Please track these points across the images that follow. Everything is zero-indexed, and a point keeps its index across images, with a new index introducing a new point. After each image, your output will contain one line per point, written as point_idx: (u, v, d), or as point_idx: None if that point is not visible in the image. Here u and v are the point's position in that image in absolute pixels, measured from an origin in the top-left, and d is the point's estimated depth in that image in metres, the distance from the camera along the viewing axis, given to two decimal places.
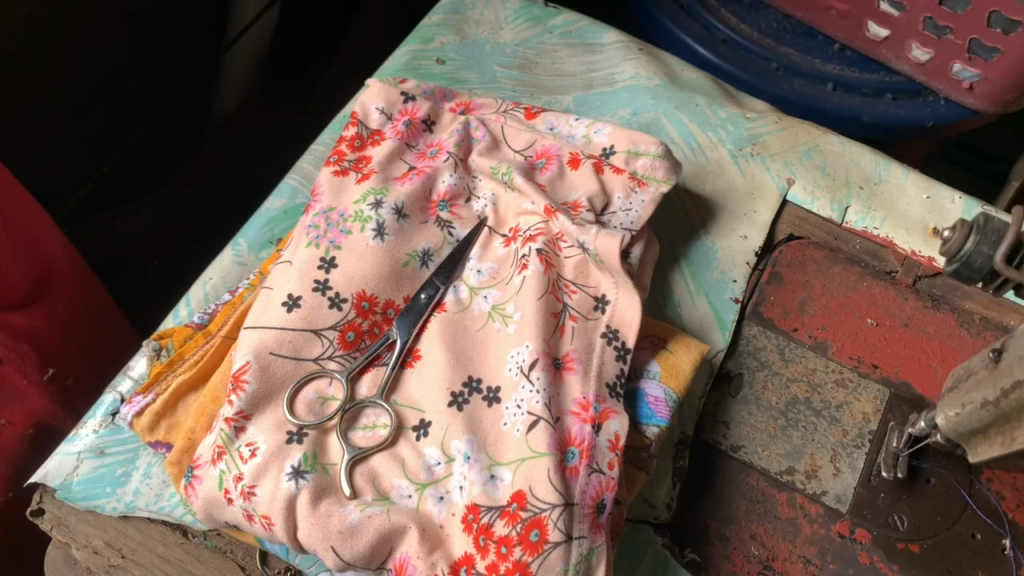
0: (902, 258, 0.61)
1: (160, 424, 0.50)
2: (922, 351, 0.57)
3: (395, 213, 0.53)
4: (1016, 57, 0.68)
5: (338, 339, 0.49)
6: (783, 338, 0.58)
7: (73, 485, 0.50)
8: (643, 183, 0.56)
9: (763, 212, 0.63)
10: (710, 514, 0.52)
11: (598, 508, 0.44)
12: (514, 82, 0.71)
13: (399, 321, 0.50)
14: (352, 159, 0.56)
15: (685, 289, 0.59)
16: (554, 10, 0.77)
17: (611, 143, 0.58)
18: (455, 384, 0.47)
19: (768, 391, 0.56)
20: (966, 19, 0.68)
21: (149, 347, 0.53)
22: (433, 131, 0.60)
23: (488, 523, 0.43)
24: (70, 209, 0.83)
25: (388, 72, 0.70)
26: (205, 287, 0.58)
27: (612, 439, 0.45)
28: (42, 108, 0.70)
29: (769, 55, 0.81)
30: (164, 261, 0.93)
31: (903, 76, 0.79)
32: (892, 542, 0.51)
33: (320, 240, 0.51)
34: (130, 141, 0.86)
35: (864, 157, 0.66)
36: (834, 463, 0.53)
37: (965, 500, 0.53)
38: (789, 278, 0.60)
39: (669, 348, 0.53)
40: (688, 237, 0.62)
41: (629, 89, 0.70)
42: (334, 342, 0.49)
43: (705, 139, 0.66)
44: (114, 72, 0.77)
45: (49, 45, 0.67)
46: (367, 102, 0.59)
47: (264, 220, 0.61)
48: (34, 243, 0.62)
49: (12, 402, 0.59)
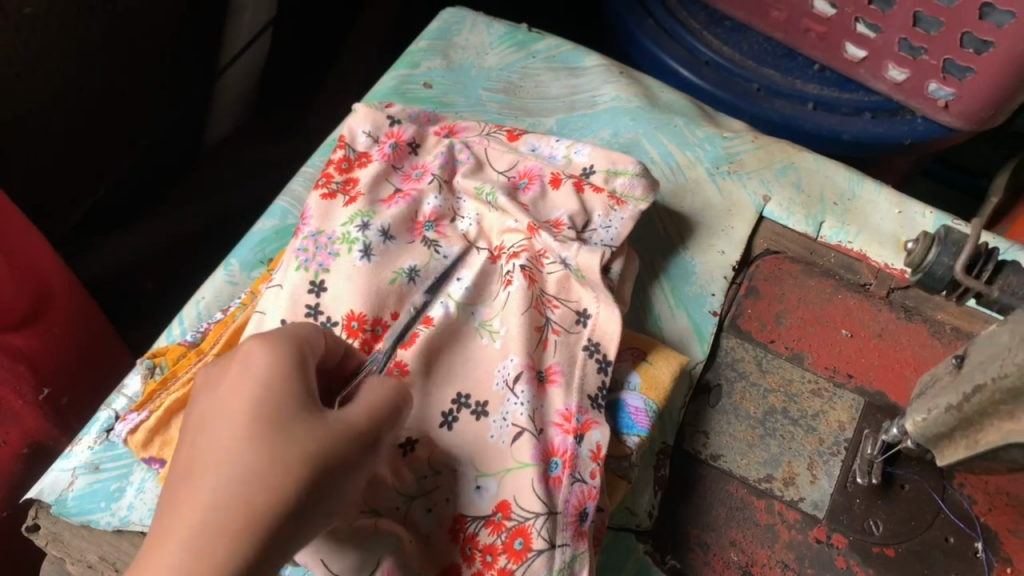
0: (876, 271, 0.64)
1: (154, 440, 0.51)
2: (895, 360, 0.59)
3: (381, 235, 0.54)
4: (989, 77, 0.70)
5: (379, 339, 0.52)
6: (760, 349, 0.59)
7: (68, 500, 0.52)
8: (622, 202, 0.58)
9: (740, 228, 0.65)
10: (691, 521, 0.53)
11: (582, 516, 0.45)
12: (499, 105, 0.73)
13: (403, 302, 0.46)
14: (339, 181, 0.58)
15: (666, 304, 0.61)
16: (538, 35, 0.79)
17: (590, 163, 0.61)
18: (444, 403, 0.49)
19: (746, 401, 0.57)
20: (939, 39, 0.71)
21: (143, 365, 0.55)
22: (418, 153, 0.62)
23: (474, 532, 0.46)
24: (67, 231, 0.85)
25: (376, 95, 0.73)
26: (198, 306, 0.59)
27: (594, 448, 0.47)
28: (40, 130, 0.72)
29: (751, 76, 0.84)
30: (158, 282, 0.95)
31: (881, 95, 0.81)
32: (868, 546, 0.53)
33: (309, 262, 0.53)
34: (127, 164, 0.88)
35: (838, 173, 0.68)
36: (812, 470, 0.55)
37: (939, 504, 0.54)
38: (766, 291, 0.62)
39: (649, 359, 0.54)
40: (667, 252, 0.63)
41: (609, 111, 0.72)
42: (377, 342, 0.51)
43: (684, 158, 0.68)
44: (109, 96, 0.79)
45: (48, 71, 0.69)
46: (355, 125, 0.61)
47: (255, 241, 0.63)
48: (33, 267, 0.63)
49: (8, 422, 0.61)
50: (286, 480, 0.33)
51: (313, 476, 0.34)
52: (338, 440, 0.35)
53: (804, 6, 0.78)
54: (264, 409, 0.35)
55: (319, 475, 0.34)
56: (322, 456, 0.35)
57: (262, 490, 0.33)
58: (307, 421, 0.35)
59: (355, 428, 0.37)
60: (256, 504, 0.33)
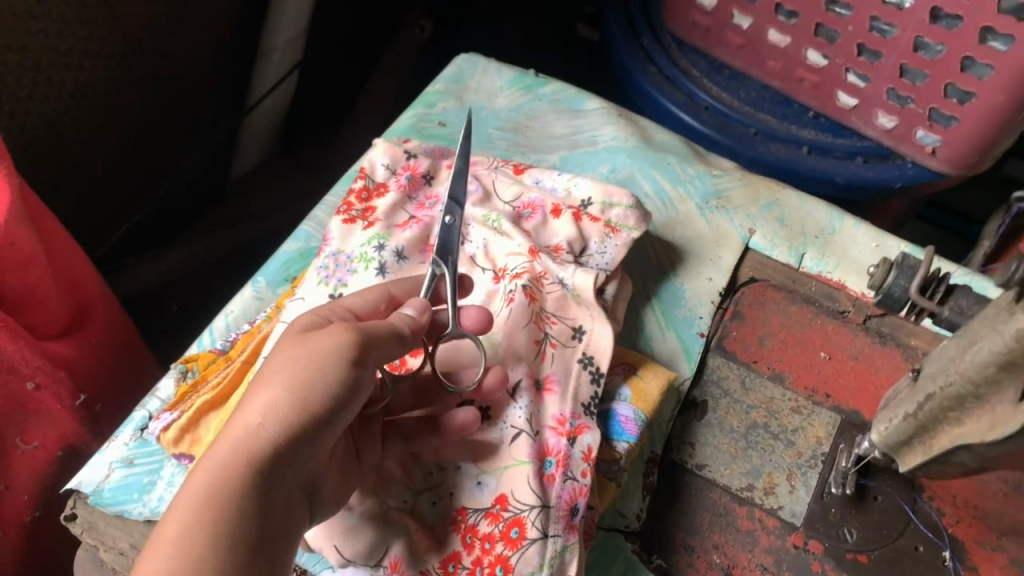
0: (854, 299, 0.68)
1: (185, 438, 0.56)
2: (871, 381, 0.64)
3: (396, 255, 0.60)
4: (973, 124, 0.73)
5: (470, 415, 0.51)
6: (744, 369, 0.64)
7: (104, 491, 0.56)
8: (617, 230, 0.63)
9: (728, 257, 0.70)
10: (677, 525, 0.58)
11: (572, 511, 0.50)
12: (508, 143, 0.79)
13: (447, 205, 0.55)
14: (360, 209, 0.64)
15: (656, 324, 0.66)
16: (544, 80, 0.85)
17: (589, 196, 0.66)
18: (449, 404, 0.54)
19: (730, 415, 0.62)
20: (924, 89, 0.74)
21: (177, 369, 0.60)
22: (432, 184, 0.67)
23: (474, 523, 0.51)
24: (103, 254, 0.91)
25: (395, 132, 0.79)
26: (227, 318, 0.65)
27: (586, 450, 0.52)
28: (84, 160, 0.78)
29: (748, 121, 0.87)
30: (183, 305, 1.01)
31: (871, 141, 0.85)
32: (843, 552, 0.57)
33: (329, 277, 0.59)
34: (160, 194, 0.95)
35: (820, 210, 0.73)
36: (790, 481, 0.59)
37: (909, 515, 0.58)
38: (750, 315, 0.67)
39: (639, 374, 0.59)
40: (659, 278, 0.69)
41: (609, 149, 0.78)
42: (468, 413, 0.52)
43: (676, 193, 0.74)
44: (146, 131, 0.86)
45: (96, 107, 0.76)
46: (374, 159, 0.67)
47: (281, 261, 0.68)
48: (75, 283, 0.69)
49: (48, 425, 0.65)
50: (287, 384, 0.42)
51: (307, 378, 0.42)
52: (327, 349, 0.43)
53: (798, 57, 0.82)
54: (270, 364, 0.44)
55: (314, 377, 0.42)
56: (312, 363, 0.42)
57: (257, 424, 0.41)
58: (304, 340, 0.44)
59: (345, 337, 0.43)
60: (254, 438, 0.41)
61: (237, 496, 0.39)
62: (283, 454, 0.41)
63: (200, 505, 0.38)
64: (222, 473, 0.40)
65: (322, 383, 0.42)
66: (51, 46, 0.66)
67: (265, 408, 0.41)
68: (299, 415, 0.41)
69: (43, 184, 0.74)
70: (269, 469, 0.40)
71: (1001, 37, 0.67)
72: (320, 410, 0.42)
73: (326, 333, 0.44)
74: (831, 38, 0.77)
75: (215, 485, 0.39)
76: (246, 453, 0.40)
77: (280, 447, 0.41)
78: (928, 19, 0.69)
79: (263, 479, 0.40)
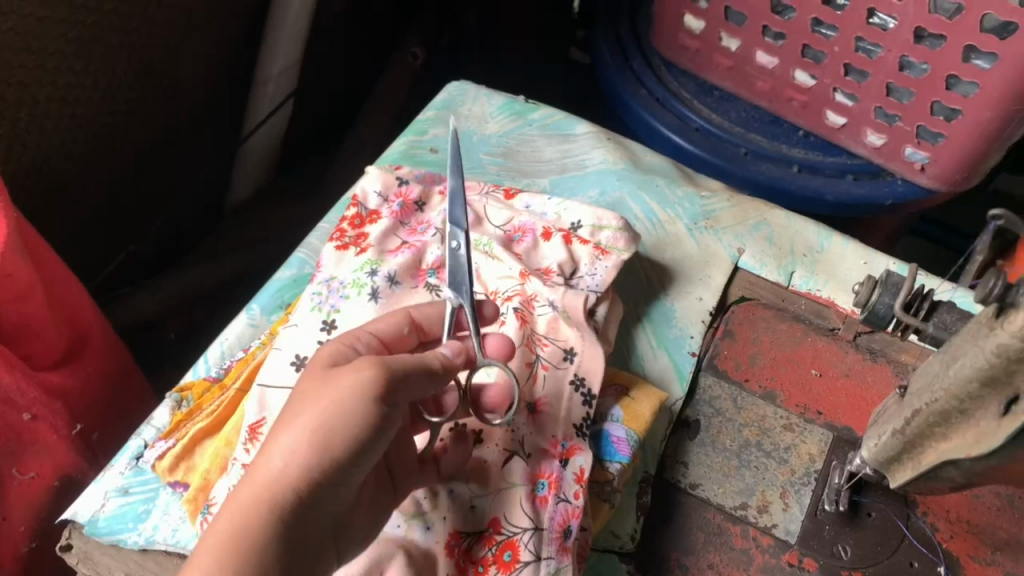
0: (844, 316, 0.69)
1: (179, 466, 0.56)
2: (863, 398, 0.64)
3: (388, 280, 0.61)
4: (960, 141, 0.74)
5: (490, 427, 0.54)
6: (735, 387, 0.64)
7: (99, 521, 0.56)
8: (607, 252, 0.64)
9: (717, 276, 0.71)
10: (672, 545, 0.58)
11: (566, 534, 0.51)
12: (499, 167, 0.80)
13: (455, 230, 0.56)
14: (352, 235, 0.65)
15: (648, 344, 0.67)
16: (534, 105, 0.86)
17: (578, 218, 0.67)
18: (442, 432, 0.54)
19: (723, 434, 0.62)
20: (911, 108, 0.75)
21: (171, 399, 0.61)
22: (424, 210, 0.68)
23: (468, 547, 0.51)
24: (99, 284, 0.92)
25: (387, 159, 0.80)
26: (222, 346, 0.65)
27: (578, 472, 0.53)
28: (79, 191, 0.79)
29: (739, 141, 0.87)
30: (179, 333, 1.01)
31: (863, 159, 0.85)
32: (837, 569, 0.57)
33: (323, 303, 0.60)
34: (155, 223, 0.96)
35: (808, 229, 0.74)
36: (784, 498, 0.59)
37: (903, 531, 0.58)
38: (741, 334, 0.67)
39: (632, 395, 0.60)
40: (650, 298, 0.70)
41: (598, 172, 0.79)
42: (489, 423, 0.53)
43: (665, 215, 0.75)
44: (141, 162, 0.87)
45: (91, 139, 0.76)
46: (366, 186, 0.68)
47: (275, 287, 0.69)
48: (71, 313, 0.69)
49: (43, 456, 0.65)
50: (308, 432, 0.42)
51: (326, 421, 0.42)
52: (349, 391, 0.42)
53: (786, 78, 0.82)
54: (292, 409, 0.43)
55: (333, 420, 0.42)
56: (333, 410, 0.42)
57: (276, 479, 0.41)
58: (327, 381, 0.43)
59: (366, 378, 0.42)
60: (276, 492, 0.41)
61: (257, 543, 0.41)
62: (305, 503, 0.42)
63: (220, 544, 0.41)
64: (246, 521, 0.41)
65: (342, 427, 0.42)
66: (48, 81, 0.67)
67: (285, 454, 0.42)
68: (319, 459, 0.41)
69: (40, 215, 0.75)
70: (292, 518, 0.41)
71: (984, 55, 0.67)
72: (341, 453, 0.42)
73: (348, 374, 0.43)
74: (818, 59, 0.78)
75: (237, 532, 0.41)
76: (268, 499, 0.41)
77: (302, 494, 0.41)
78: (913, 39, 0.70)
79: (286, 523, 0.41)
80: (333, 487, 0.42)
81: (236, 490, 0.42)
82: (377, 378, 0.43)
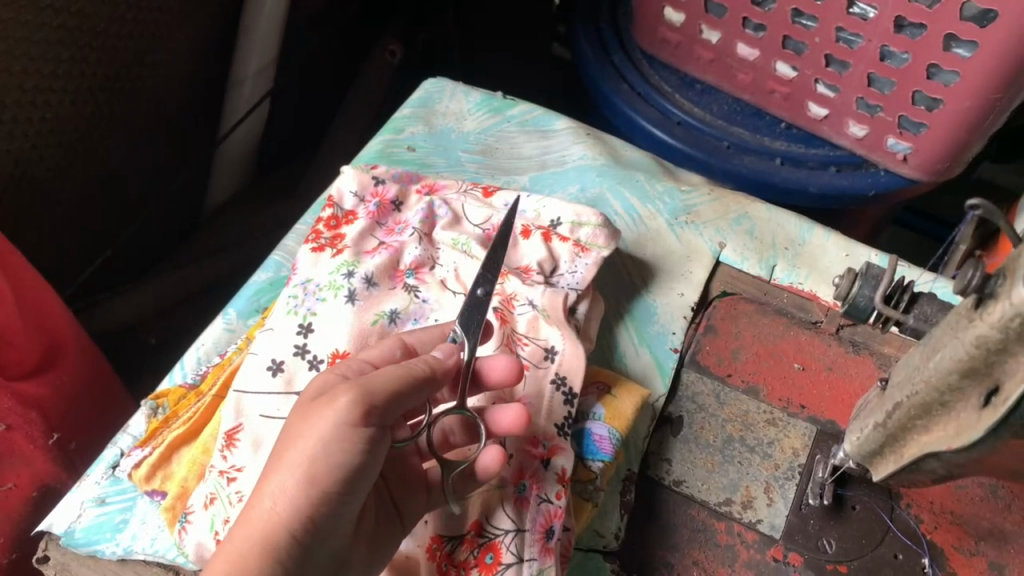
0: (826, 309, 0.69)
1: (156, 475, 0.55)
2: (845, 391, 0.64)
3: (365, 281, 0.60)
4: (942, 131, 0.73)
5: (514, 412, 0.52)
6: (718, 383, 0.64)
7: (76, 531, 0.56)
8: (586, 249, 0.64)
9: (699, 271, 0.71)
10: (657, 543, 0.57)
11: (548, 534, 0.51)
12: (477, 165, 0.79)
13: (477, 278, 0.54)
14: (328, 237, 0.64)
15: (630, 342, 0.67)
16: (512, 102, 0.86)
17: (557, 215, 0.66)
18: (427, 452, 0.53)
19: (706, 430, 0.62)
20: (893, 98, 0.75)
21: (147, 406, 0.60)
22: (401, 210, 0.68)
23: (450, 550, 0.51)
24: (75, 290, 0.91)
25: (364, 159, 0.79)
26: (198, 351, 0.64)
27: (560, 472, 0.53)
28: (51, 196, 0.78)
29: (720, 134, 0.87)
30: (161, 338, 1.00)
31: (845, 150, 0.85)
32: (821, 563, 0.57)
33: (298, 307, 0.59)
34: (133, 227, 0.95)
35: (790, 221, 0.74)
36: (768, 494, 0.59)
37: (887, 524, 0.58)
38: (723, 329, 0.67)
39: (613, 393, 0.60)
40: (632, 295, 0.69)
41: (578, 168, 0.79)
42: (512, 413, 0.52)
43: (645, 211, 0.74)
44: (116, 166, 0.86)
45: (61, 142, 0.75)
46: (342, 186, 0.68)
47: (252, 291, 0.68)
48: (44, 321, 0.68)
49: (19, 465, 0.64)
50: (297, 469, 0.43)
51: (315, 454, 0.43)
52: (332, 421, 0.43)
53: (767, 69, 0.82)
54: (282, 450, 0.44)
55: (321, 451, 0.43)
56: (318, 448, 0.43)
57: (269, 524, 0.42)
58: (310, 413, 0.44)
59: (344, 403, 0.44)
60: (269, 539, 0.42)
61: None
62: (302, 545, 0.43)
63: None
64: (243, 567, 0.42)
65: (329, 456, 0.43)
66: (16, 85, 0.66)
67: (274, 492, 0.43)
68: (313, 491, 0.43)
69: (12, 221, 0.74)
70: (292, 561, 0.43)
71: (964, 44, 0.67)
72: (332, 483, 0.43)
73: (327, 403, 0.44)
74: (799, 51, 0.78)
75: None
76: (265, 548, 0.42)
77: (296, 533, 0.42)
78: (893, 28, 0.69)
79: (287, 567, 0.43)
80: (331, 517, 0.43)
81: (240, 522, 0.43)
82: (354, 402, 0.44)
